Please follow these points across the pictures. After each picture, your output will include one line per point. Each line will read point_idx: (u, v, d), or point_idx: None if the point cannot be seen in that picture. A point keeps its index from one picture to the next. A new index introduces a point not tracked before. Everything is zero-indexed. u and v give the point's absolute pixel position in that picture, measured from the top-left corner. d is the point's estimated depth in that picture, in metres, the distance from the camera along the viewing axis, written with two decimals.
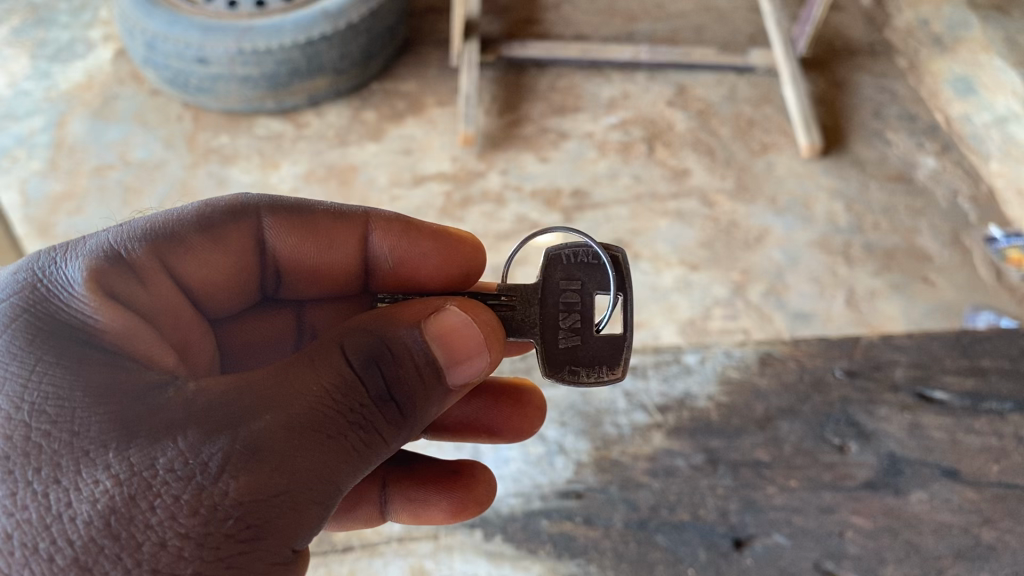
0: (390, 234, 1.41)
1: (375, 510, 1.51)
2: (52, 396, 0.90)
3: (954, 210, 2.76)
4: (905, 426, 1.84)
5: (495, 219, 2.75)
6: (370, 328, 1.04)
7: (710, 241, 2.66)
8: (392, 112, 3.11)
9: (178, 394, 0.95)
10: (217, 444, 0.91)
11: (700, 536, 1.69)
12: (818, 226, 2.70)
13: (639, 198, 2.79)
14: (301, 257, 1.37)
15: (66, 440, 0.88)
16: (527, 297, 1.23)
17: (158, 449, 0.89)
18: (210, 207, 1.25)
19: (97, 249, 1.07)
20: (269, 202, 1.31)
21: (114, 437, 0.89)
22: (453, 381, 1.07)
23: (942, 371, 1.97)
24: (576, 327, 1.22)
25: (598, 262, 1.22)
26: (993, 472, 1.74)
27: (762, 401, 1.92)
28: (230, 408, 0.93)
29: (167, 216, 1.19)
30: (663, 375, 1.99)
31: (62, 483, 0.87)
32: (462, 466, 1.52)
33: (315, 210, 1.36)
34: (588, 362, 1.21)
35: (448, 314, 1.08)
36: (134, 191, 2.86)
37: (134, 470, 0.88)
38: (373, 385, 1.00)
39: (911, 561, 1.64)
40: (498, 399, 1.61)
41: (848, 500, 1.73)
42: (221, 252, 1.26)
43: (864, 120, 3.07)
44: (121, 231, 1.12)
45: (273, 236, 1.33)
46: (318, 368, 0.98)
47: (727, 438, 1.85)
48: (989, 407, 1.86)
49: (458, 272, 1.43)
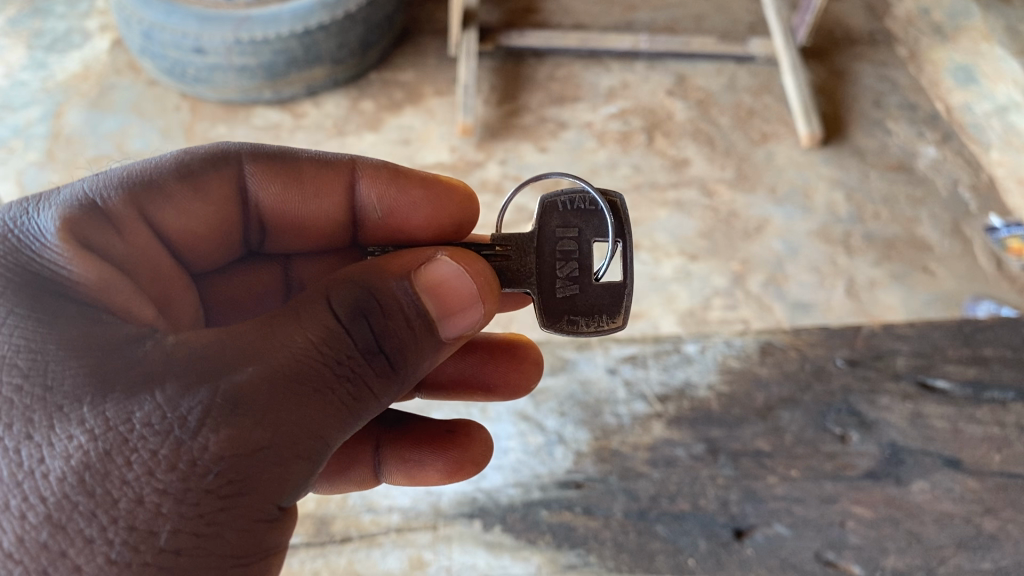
0: (378, 181, 1.40)
1: (370, 472, 1.49)
2: (25, 349, 0.92)
3: (955, 199, 2.75)
4: (907, 416, 1.84)
5: (493, 209, 2.73)
6: (357, 280, 1.05)
7: (710, 231, 2.65)
8: (390, 102, 3.09)
9: (156, 348, 0.96)
10: (196, 398, 0.92)
11: (700, 526, 1.69)
12: (818, 216, 2.69)
13: (638, 187, 2.78)
14: (286, 208, 1.36)
15: (39, 395, 0.90)
16: (523, 247, 1.24)
17: (135, 403, 0.91)
18: (188, 155, 1.25)
19: (72, 201, 1.08)
20: (251, 150, 1.31)
21: (89, 391, 0.91)
22: (447, 333, 1.09)
23: (944, 360, 1.95)
24: (573, 276, 1.24)
25: (595, 208, 1.24)
26: (995, 461, 1.76)
27: (762, 391, 1.90)
28: (210, 361, 0.95)
29: (145, 165, 1.20)
30: (663, 365, 1.98)
31: (35, 438, 0.89)
32: (458, 426, 1.51)
33: (298, 158, 1.35)
34: (587, 311, 1.24)
35: (438, 265, 1.10)
36: None
37: (109, 425, 0.90)
38: (361, 337, 1.01)
39: (913, 551, 1.65)
40: (493, 356, 1.58)
41: (849, 490, 1.72)
42: (202, 201, 1.26)
43: (864, 109, 3.05)
44: (98, 182, 1.13)
45: (257, 184, 1.32)
46: (300, 320, 0.99)
47: (728, 428, 1.83)
48: (991, 396, 1.87)
49: (447, 222, 1.40)
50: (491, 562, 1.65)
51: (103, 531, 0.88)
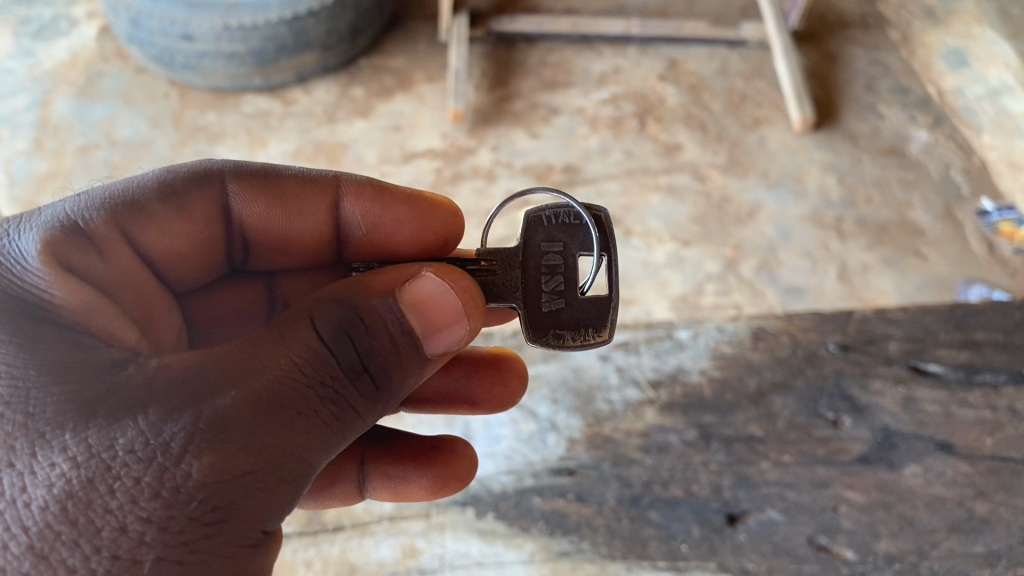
0: (362, 200, 1.39)
1: (353, 487, 1.49)
2: (6, 375, 0.92)
3: (946, 183, 2.75)
4: (899, 400, 1.84)
5: (485, 196, 2.73)
6: (339, 297, 1.04)
7: (702, 216, 2.65)
8: (380, 88, 3.07)
9: (138, 371, 0.95)
10: (178, 423, 0.92)
11: (693, 512, 1.68)
12: (810, 201, 2.69)
13: (630, 173, 2.77)
14: (270, 225, 1.36)
15: (20, 423, 0.90)
16: (508, 262, 1.22)
17: (117, 429, 0.91)
18: (171, 173, 1.25)
19: (54, 223, 1.08)
20: (234, 168, 1.31)
21: (71, 418, 0.90)
22: (433, 349, 1.07)
23: (936, 344, 1.95)
24: (559, 290, 1.21)
25: (579, 223, 1.22)
26: (987, 445, 1.76)
27: (755, 375, 1.90)
28: (192, 384, 0.94)
29: (127, 185, 1.19)
30: (655, 351, 1.98)
31: (17, 467, 0.89)
32: (443, 442, 1.49)
33: (283, 176, 1.35)
34: (573, 325, 1.21)
35: (424, 281, 1.08)
36: (121, 170, 2.83)
37: (92, 452, 0.90)
38: (342, 356, 1.00)
39: (905, 535, 1.65)
40: (478, 369, 1.57)
41: (842, 475, 1.72)
42: (183, 220, 1.26)
43: (856, 93, 3.05)
44: (79, 203, 1.13)
45: (240, 202, 1.32)
46: (283, 341, 0.98)
47: (720, 414, 1.83)
48: (983, 379, 1.87)
49: (432, 237, 1.40)
50: (485, 549, 1.65)
51: (85, 561, 0.88)
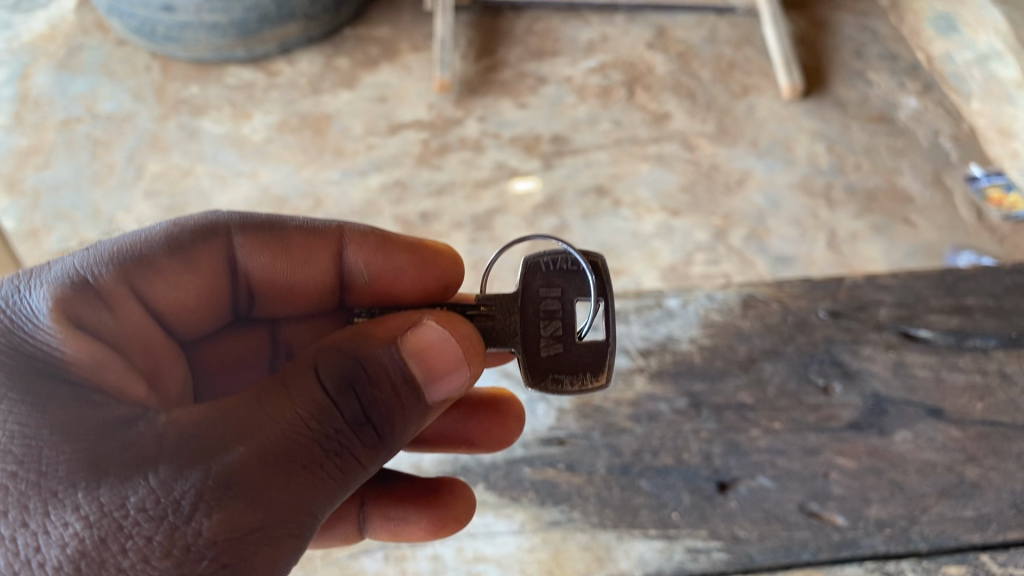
0: (364, 249, 1.38)
1: (354, 527, 1.49)
2: (19, 434, 0.89)
3: (935, 149, 2.74)
4: (890, 365, 1.74)
5: (473, 166, 2.70)
6: (342, 347, 1.02)
7: (691, 185, 2.63)
8: (365, 59, 3.04)
9: (148, 428, 0.93)
10: (188, 480, 0.88)
11: (684, 480, 1.60)
12: (799, 169, 2.68)
13: (619, 143, 2.75)
14: (273, 275, 1.35)
15: (32, 481, 0.87)
16: (508, 307, 1.20)
17: (128, 488, 0.87)
18: (178, 226, 1.23)
19: (64, 279, 1.07)
20: (239, 219, 1.29)
21: (82, 476, 0.87)
22: (434, 396, 1.06)
23: (927, 310, 1.85)
24: (557, 335, 1.19)
25: (576, 268, 1.19)
26: (977, 410, 1.65)
27: (744, 343, 1.82)
28: (200, 440, 0.91)
29: (134, 239, 1.18)
30: (645, 320, 1.90)
31: (31, 526, 0.86)
32: (443, 485, 1.46)
33: (286, 226, 1.34)
34: (570, 369, 1.18)
35: (426, 329, 1.07)
36: (103, 144, 2.79)
37: (103, 511, 0.86)
38: (346, 408, 0.98)
39: (896, 501, 1.55)
40: (476, 412, 1.57)
41: (833, 441, 1.63)
42: (190, 270, 1.24)
43: (845, 60, 3.03)
44: (88, 259, 1.12)
45: (244, 254, 1.31)
46: (289, 394, 0.96)
47: (710, 381, 1.74)
48: (974, 344, 1.77)
49: (433, 284, 1.39)
50: (473, 521, 1.57)
51: None
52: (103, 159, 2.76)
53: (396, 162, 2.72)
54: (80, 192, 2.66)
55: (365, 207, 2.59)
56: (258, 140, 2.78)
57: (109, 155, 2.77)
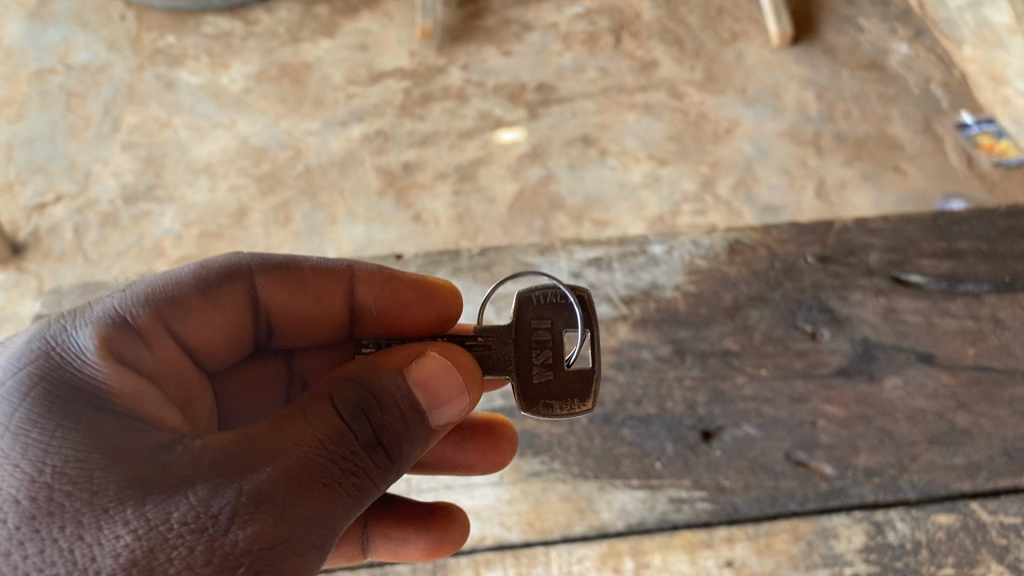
0: (374, 287, 1.33)
1: (357, 549, 1.36)
2: (72, 458, 0.86)
3: (926, 96, 2.68)
4: (880, 311, 1.71)
5: (456, 116, 2.63)
6: (355, 378, 1.00)
7: (679, 134, 2.58)
8: (345, 6, 2.95)
9: (186, 451, 0.91)
10: (225, 496, 0.86)
11: (666, 430, 1.56)
12: (788, 117, 2.62)
13: (606, 91, 2.69)
14: (290, 314, 1.29)
15: (86, 499, 0.84)
16: (502, 337, 1.18)
17: (172, 504, 0.85)
18: (205, 268, 1.19)
19: (105, 317, 1.02)
20: (260, 261, 1.25)
21: (130, 494, 0.85)
22: (435, 421, 1.04)
23: (918, 255, 1.82)
24: (548, 362, 1.17)
25: (565, 302, 1.17)
26: (969, 355, 1.63)
27: (730, 290, 1.77)
28: (237, 460, 0.89)
29: (167, 279, 1.13)
30: (628, 268, 1.84)
31: (86, 539, 0.82)
32: (439, 507, 1.34)
33: (303, 267, 1.29)
34: (561, 396, 1.15)
35: (429, 358, 1.04)
36: (77, 96, 2.71)
37: (150, 525, 0.83)
38: (362, 433, 0.96)
39: (886, 449, 1.52)
40: (472, 436, 1.42)
41: (821, 389, 1.60)
42: (220, 306, 1.19)
43: (835, 7, 2.97)
44: (124, 297, 1.07)
45: (265, 293, 1.25)
46: (308, 419, 0.94)
47: (695, 328, 1.70)
48: (966, 289, 1.73)
49: (437, 316, 1.35)
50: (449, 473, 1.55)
51: None
52: (77, 111, 2.69)
53: (378, 111, 2.65)
54: (55, 144, 2.59)
55: (345, 157, 2.52)
56: (236, 91, 2.70)
57: (83, 107, 2.69)
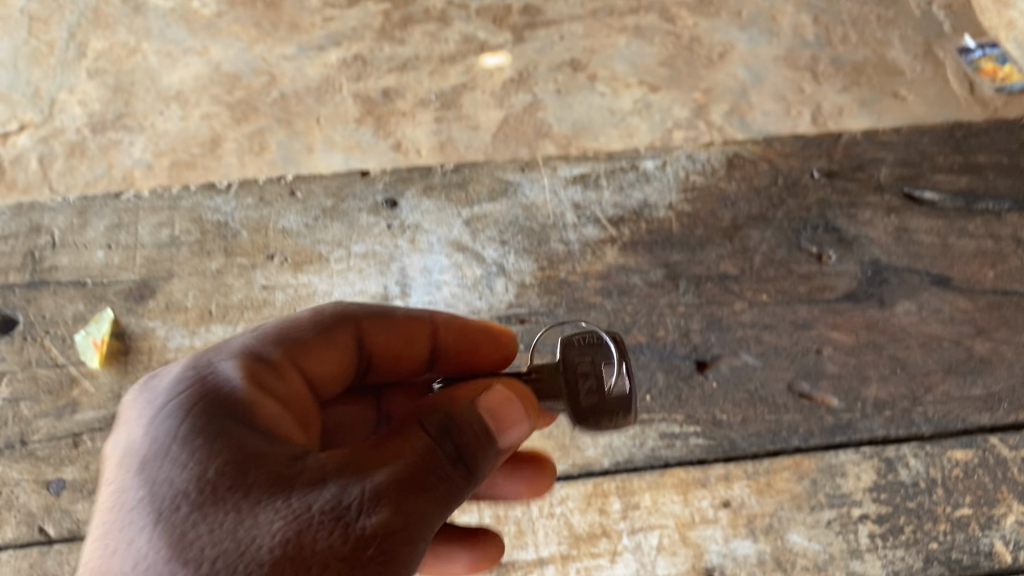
0: (452, 332, 1.37)
1: None
2: (224, 461, 0.91)
3: (928, 19, 2.53)
4: (890, 231, 1.69)
5: (438, 40, 2.48)
6: (441, 401, 1.05)
7: (671, 59, 2.45)
8: None
9: (313, 456, 0.95)
10: (355, 491, 0.89)
11: (658, 360, 1.58)
12: (785, 41, 2.49)
13: (595, 13, 2.54)
14: (383, 355, 1.33)
15: (239, 490, 0.89)
16: (551, 371, 1.25)
17: (313, 496, 0.88)
18: (315, 311, 1.24)
19: (242, 348, 1.10)
20: (366, 308, 1.30)
21: (274, 488, 0.89)
22: (502, 445, 1.06)
23: (933, 170, 1.74)
24: (594, 389, 1.23)
25: (605, 338, 1.26)
26: (988, 278, 1.63)
27: (728, 209, 1.72)
28: (359, 461, 0.93)
29: (281, 320, 1.19)
30: (618, 185, 1.76)
31: (241, 522, 0.86)
32: None
33: (397, 314, 1.33)
34: (609, 412, 1.22)
35: (500, 388, 1.10)
36: (40, 20, 2.55)
37: (296, 510, 0.86)
38: (446, 449, 0.98)
39: (897, 378, 1.55)
40: (458, 543, 1.35)
41: (827, 314, 1.61)
42: (334, 343, 1.23)
43: None
44: (250, 334, 1.14)
45: (370, 335, 1.29)
46: (405, 432, 0.98)
47: (690, 251, 1.68)
48: (984, 208, 1.69)
49: (508, 352, 1.42)
50: None
51: None
52: (39, 35, 2.53)
53: (356, 35, 2.50)
54: (18, 72, 2.44)
55: (321, 84, 2.38)
56: (207, 14, 2.55)
57: (46, 31, 2.54)
